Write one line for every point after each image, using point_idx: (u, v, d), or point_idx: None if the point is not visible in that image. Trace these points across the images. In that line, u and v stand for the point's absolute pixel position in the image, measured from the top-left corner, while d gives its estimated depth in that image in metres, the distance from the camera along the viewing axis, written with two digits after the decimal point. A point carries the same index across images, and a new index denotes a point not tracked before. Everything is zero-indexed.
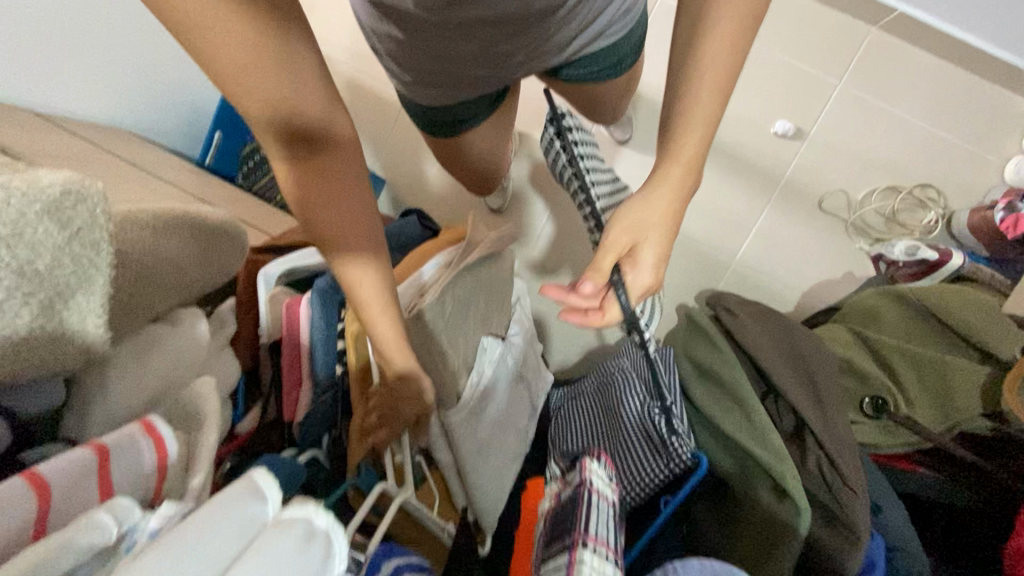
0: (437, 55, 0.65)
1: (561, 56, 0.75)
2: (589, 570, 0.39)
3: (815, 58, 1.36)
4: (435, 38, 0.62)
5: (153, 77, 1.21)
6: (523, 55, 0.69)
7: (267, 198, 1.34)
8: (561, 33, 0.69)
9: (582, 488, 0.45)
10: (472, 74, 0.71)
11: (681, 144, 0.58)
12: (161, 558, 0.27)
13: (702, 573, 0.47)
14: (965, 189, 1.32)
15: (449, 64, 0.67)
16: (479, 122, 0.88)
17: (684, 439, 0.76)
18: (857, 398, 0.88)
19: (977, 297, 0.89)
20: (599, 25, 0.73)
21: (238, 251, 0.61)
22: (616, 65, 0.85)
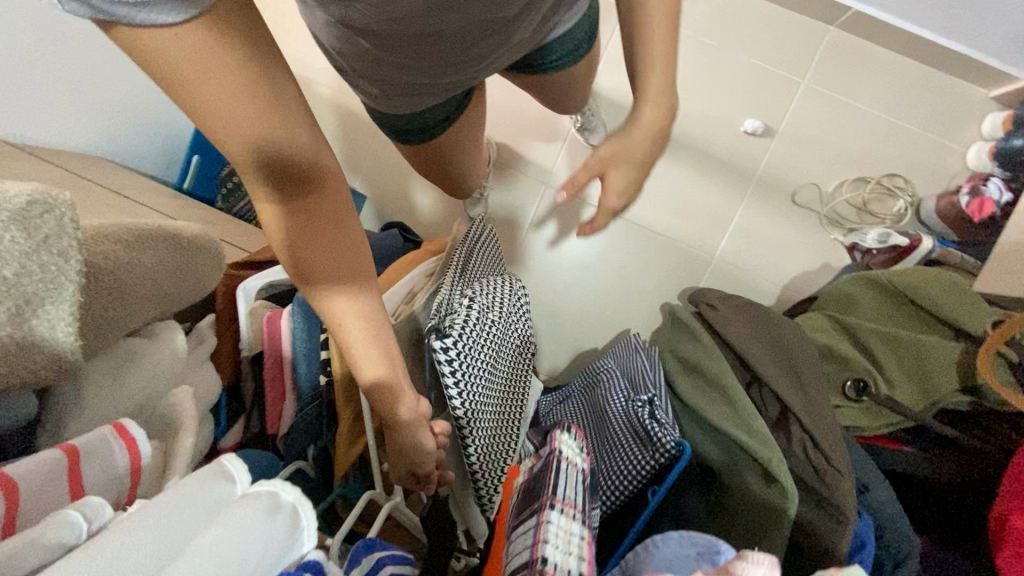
0: (405, 67, 0.66)
1: (521, 51, 0.77)
2: (556, 530, 0.41)
3: (777, 57, 1.40)
4: (402, 52, 0.62)
5: (127, 103, 1.21)
6: (486, 57, 0.71)
7: (249, 219, 1.35)
8: (522, 33, 0.71)
9: (551, 457, 0.46)
10: (436, 80, 0.72)
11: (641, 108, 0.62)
12: (118, 536, 0.28)
13: (681, 543, 0.41)
14: (930, 177, 1.36)
15: (417, 72, 0.68)
16: (452, 121, 0.90)
17: (667, 430, 0.76)
18: (840, 382, 0.89)
19: (947, 277, 0.91)
20: (556, 17, 0.75)
21: (212, 261, 0.61)
22: (573, 53, 0.87)
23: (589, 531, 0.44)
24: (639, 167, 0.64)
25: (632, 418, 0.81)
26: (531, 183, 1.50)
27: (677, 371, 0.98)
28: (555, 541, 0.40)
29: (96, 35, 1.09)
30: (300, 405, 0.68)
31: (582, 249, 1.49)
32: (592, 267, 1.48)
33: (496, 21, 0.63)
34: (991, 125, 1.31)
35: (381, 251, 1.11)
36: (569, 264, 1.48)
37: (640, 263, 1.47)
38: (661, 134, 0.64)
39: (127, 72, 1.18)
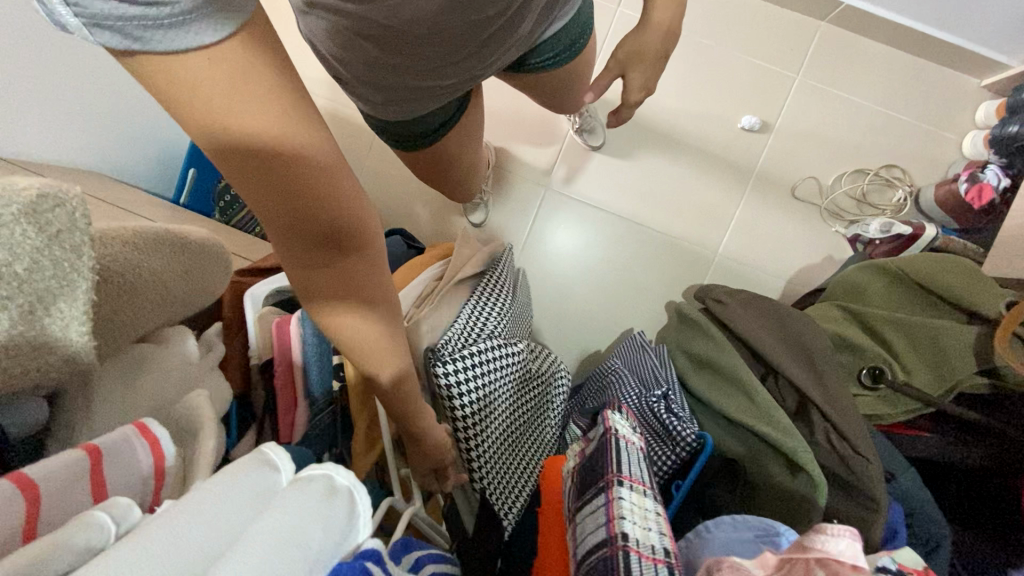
0: (405, 71, 0.66)
1: (519, 50, 0.77)
2: (630, 505, 0.44)
3: (771, 54, 1.41)
4: (404, 57, 0.62)
5: (122, 118, 1.20)
6: (487, 56, 0.71)
7: (248, 231, 1.33)
8: (520, 31, 0.71)
9: (608, 434, 0.49)
10: (437, 82, 0.71)
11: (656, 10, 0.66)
12: (175, 518, 0.27)
13: (736, 527, 0.51)
14: (927, 167, 1.38)
15: (416, 76, 0.68)
16: (451, 125, 0.89)
17: (685, 422, 0.74)
18: (855, 371, 0.88)
19: (955, 261, 0.91)
20: (551, 14, 0.75)
21: (219, 265, 0.60)
22: (566, 53, 0.87)
23: (659, 503, 0.46)
24: (659, 58, 0.70)
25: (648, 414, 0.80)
26: (531, 187, 1.50)
27: (688, 367, 0.98)
28: (631, 516, 0.43)
29: (90, 49, 1.07)
30: (314, 410, 0.66)
31: (584, 251, 1.48)
32: (595, 268, 1.48)
33: (496, 18, 0.63)
34: (985, 114, 1.32)
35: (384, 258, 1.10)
36: (572, 266, 1.48)
37: (644, 262, 1.46)
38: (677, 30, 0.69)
39: (121, 87, 1.17)
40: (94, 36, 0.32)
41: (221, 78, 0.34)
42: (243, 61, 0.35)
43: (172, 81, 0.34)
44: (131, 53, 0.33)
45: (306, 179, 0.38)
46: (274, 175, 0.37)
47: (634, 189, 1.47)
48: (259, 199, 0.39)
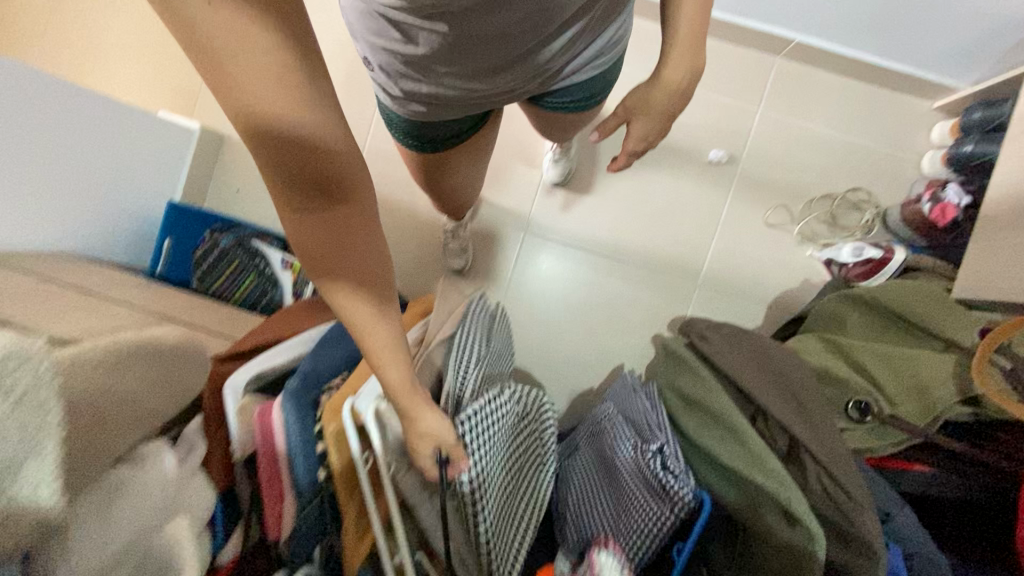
0: (441, 72, 0.65)
1: (548, 82, 0.77)
2: None
3: (731, 90, 1.46)
4: (443, 57, 0.61)
5: (96, 197, 1.19)
6: (516, 80, 0.70)
7: (226, 299, 1.31)
8: (553, 61, 0.71)
9: None
10: (464, 93, 0.70)
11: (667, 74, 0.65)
12: None
13: None
14: (890, 188, 1.42)
15: (449, 79, 0.66)
16: (458, 139, 0.90)
17: (682, 479, 0.75)
18: (842, 404, 0.89)
19: (927, 289, 0.93)
20: (589, 53, 0.74)
21: (195, 365, 0.59)
22: (584, 100, 0.87)
23: None
24: (663, 117, 0.68)
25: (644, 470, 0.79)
26: (509, 231, 1.51)
27: (680, 408, 0.98)
28: None
29: (55, 137, 1.06)
30: (300, 504, 0.65)
31: (567, 291, 1.49)
32: (578, 307, 1.48)
33: (534, 38, 0.62)
34: (940, 134, 1.38)
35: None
36: (555, 308, 1.49)
37: (626, 298, 1.47)
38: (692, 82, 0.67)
39: (92, 169, 1.16)
40: None
41: (237, 35, 0.37)
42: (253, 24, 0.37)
43: (191, 23, 0.36)
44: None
45: (307, 146, 0.42)
46: (279, 136, 0.41)
47: (612, 226, 1.49)
48: (261, 158, 0.42)
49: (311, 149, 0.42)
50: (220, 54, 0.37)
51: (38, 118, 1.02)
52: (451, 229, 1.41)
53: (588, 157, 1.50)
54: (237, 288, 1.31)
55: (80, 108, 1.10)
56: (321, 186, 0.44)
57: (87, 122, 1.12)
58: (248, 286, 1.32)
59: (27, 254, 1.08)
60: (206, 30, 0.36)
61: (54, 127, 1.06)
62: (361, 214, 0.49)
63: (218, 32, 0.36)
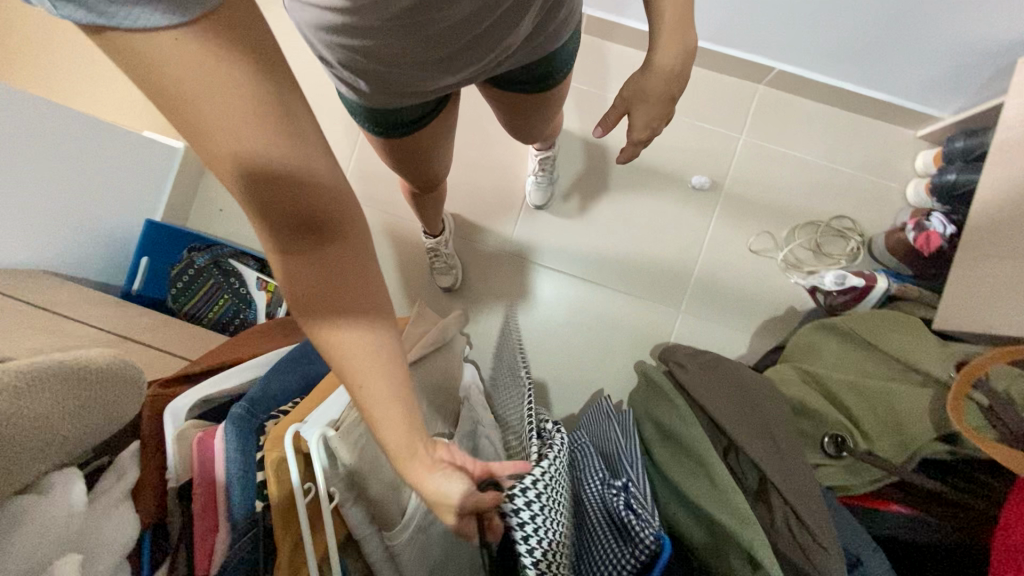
0: (402, 58, 0.60)
1: (519, 55, 0.75)
2: None
3: (713, 117, 1.46)
4: (399, 40, 0.57)
5: (75, 214, 1.19)
6: (484, 56, 0.67)
7: (199, 318, 1.30)
8: (514, 35, 0.66)
9: None
10: (435, 77, 0.67)
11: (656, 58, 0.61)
12: None
13: None
14: (874, 216, 1.41)
15: (415, 66, 0.63)
16: (425, 119, 0.83)
17: (644, 519, 0.70)
18: (817, 439, 0.86)
19: (905, 319, 0.90)
20: (555, 21, 0.71)
21: (130, 387, 0.57)
22: (554, 76, 0.85)
23: None
24: (665, 102, 0.64)
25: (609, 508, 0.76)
26: (490, 254, 1.50)
27: (655, 440, 0.95)
28: None
29: (33, 151, 1.07)
30: (232, 538, 0.62)
31: (548, 315, 1.47)
32: (559, 332, 1.46)
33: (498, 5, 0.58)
34: (924, 163, 1.37)
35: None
36: (536, 332, 1.46)
37: (607, 324, 1.45)
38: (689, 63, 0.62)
39: (71, 184, 1.16)
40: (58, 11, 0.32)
41: (196, 65, 0.35)
42: (208, 51, 0.35)
43: (149, 62, 0.35)
44: (102, 30, 0.34)
45: (285, 175, 0.38)
46: (254, 172, 0.38)
47: (593, 251, 1.48)
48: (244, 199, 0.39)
49: (295, 176, 0.39)
50: (183, 92, 0.35)
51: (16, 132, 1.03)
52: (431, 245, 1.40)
53: (571, 182, 1.49)
54: (210, 307, 1.30)
55: (59, 123, 1.12)
56: (306, 213, 0.40)
57: (66, 138, 1.13)
58: (222, 306, 1.30)
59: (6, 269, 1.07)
60: (164, 67, 0.35)
61: (31, 142, 1.07)
62: (353, 239, 0.44)
63: (177, 66, 0.35)
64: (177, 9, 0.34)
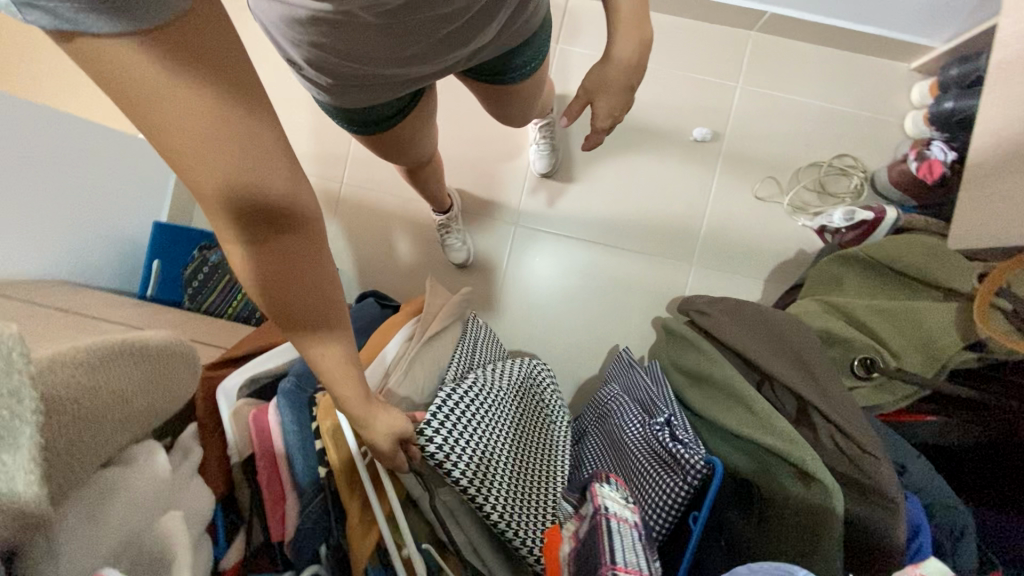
0: (375, 57, 0.59)
1: (496, 44, 0.73)
2: (610, 498, 0.56)
3: (708, 68, 1.47)
4: (373, 39, 0.55)
5: (83, 222, 1.19)
6: (460, 54, 0.67)
7: (219, 313, 1.30)
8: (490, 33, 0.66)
9: (598, 515, 0.53)
10: (408, 74, 0.66)
11: (616, 50, 0.60)
12: None
13: None
14: (875, 151, 1.42)
15: (387, 68, 0.62)
16: (405, 113, 0.83)
17: (691, 447, 0.72)
18: (847, 364, 0.89)
19: (924, 241, 0.91)
20: (525, 18, 0.71)
21: (188, 368, 0.58)
22: (528, 65, 0.84)
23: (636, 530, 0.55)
24: (626, 91, 0.64)
25: (653, 442, 0.78)
26: (499, 226, 1.50)
27: (685, 384, 0.98)
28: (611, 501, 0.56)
29: (40, 159, 1.06)
30: (303, 502, 0.64)
31: (562, 280, 1.48)
32: (575, 296, 1.48)
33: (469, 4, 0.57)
34: (920, 94, 1.38)
35: (364, 321, 1.07)
36: (552, 298, 1.48)
37: (622, 283, 1.47)
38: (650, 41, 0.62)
39: (79, 189, 1.16)
40: (25, 17, 0.32)
41: (164, 90, 0.35)
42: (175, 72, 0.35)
43: (110, 69, 0.34)
44: (67, 34, 0.33)
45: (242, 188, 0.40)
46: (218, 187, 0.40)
47: (601, 212, 1.48)
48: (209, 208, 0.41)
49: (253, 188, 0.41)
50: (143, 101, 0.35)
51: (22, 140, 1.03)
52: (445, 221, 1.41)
53: (572, 146, 1.49)
54: (230, 301, 1.30)
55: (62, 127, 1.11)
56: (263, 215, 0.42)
57: (69, 142, 1.13)
58: (241, 300, 1.30)
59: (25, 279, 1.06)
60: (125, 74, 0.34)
61: (37, 149, 1.06)
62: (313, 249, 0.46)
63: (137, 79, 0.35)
64: (124, 21, 0.33)
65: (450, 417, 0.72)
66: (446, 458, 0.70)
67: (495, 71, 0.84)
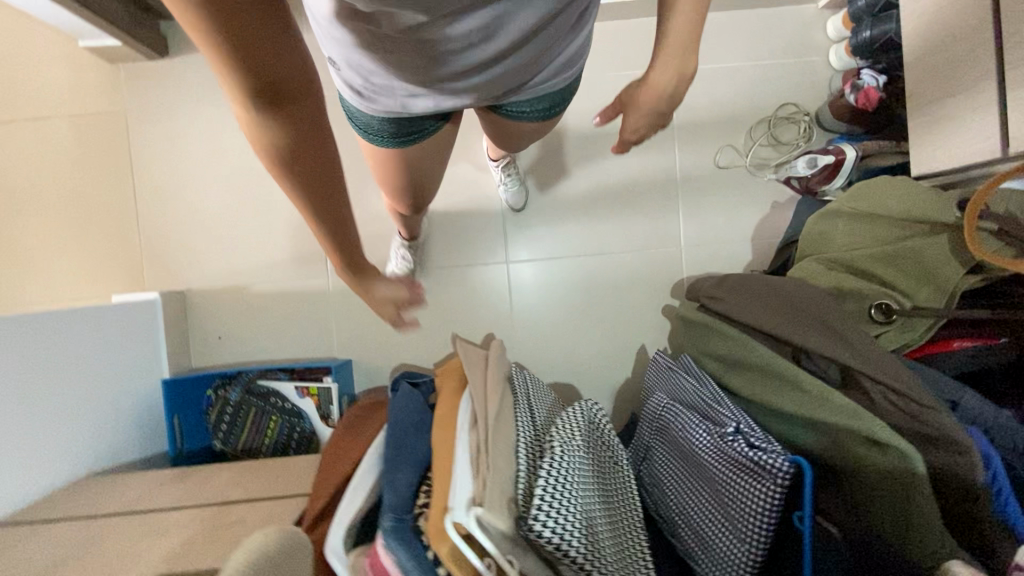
0: (405, 69, 0.56)
1: (534, 85, 0.70)
2: None
3: (637, 59, 1.52)
4: (408, 51, 0.53)
5: (97, 410, 1.17)
6: (497, 85, 0.65)
7: (253, 455, 1.27)
8: (530, 67, 0.65)
9: None
10: (441, 97, 0.64)
11: (654, 77, 0.61)
12: None
13: None
14: (811, 92, 1.50)
15: (418, 81, 0.59)
16: (425, 134, 0.80)
17: (772, 451, 0.78)
18: (864, 312, 0.95)
19: (900, 181, 0.99)
20: (559, 61, 0.68)
21: (303, 552, 0.60)
22: (557, 105, 0.81)
23: None
24: (654, 116, 0.64)
25: (729, 452, 0.82)
26: (492, 269, 1.52)
27: (726, 372, 1.03)
28: None
29: (29, 375, 1.02)
30: None
31: (568, 298, 1.51)
32: (584, 309, 1.51)
33: (495, 60, 0.59)
34: (835, 29, 1.46)
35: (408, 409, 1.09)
36: (564, 320, 1.51)
37: (624, 286, 1.51)
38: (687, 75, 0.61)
39: (76, 383, 1.13)
40: None
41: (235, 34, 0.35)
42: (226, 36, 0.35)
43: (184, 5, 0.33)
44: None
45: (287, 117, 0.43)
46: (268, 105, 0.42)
47: (584, 222, 1.51)
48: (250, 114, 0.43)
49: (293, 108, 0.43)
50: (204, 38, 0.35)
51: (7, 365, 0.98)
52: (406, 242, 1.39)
53: (536, 172, 1.51)
54: (259, 441, 1.27)
55: (47, 331, 1.06)
56: (301, 147, 0.47)
57: (55, 343, 1.09)
58: (274, 428, 1.27)
59: (43, 500, 1.04)
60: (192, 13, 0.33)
61: (26, 367, 1.02)
62: (330, 164, 0.51)
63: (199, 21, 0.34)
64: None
65: (556, 506, 0.74)
66: (563, 546, 0.73)
67: (517, 111, 0.80)
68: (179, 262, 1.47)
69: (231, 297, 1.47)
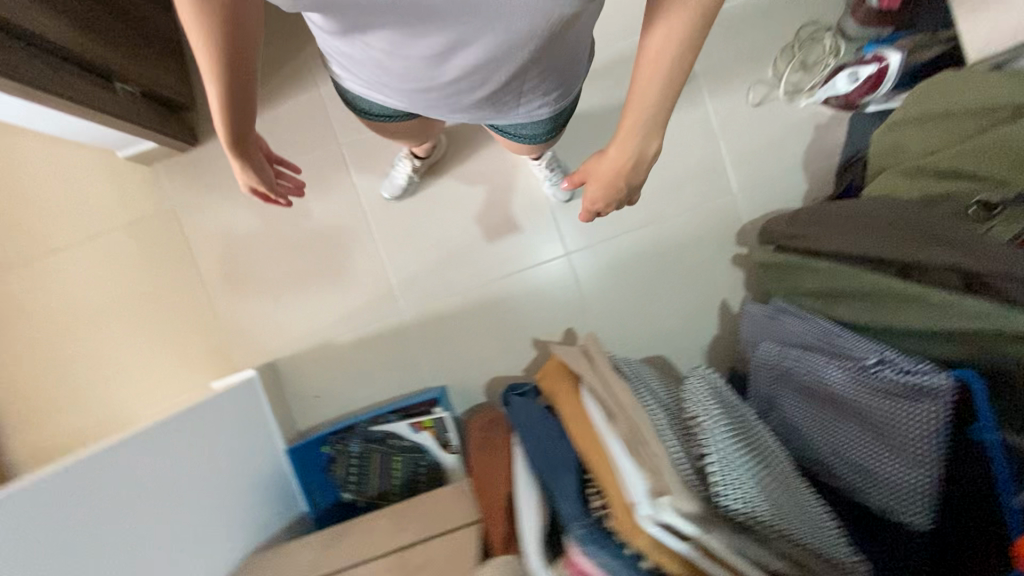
0: (382, 74, 0.81)
1: (509, 110, 0.93)
2: None
3: (637, 24, 1.52)
4: (393, 70, 0.78)
5: (239, 484, 1.24)
6: (460, 107, 0.88)
7: (389, 502, 1.31)
8: (504, 100, 0.88)
9: None
10: (418, 104, 0.88)
11: (617, 148, 0.75)
12: None
13: None
14: (827, 4, 1.47)
15: (392, 83, 0.83)
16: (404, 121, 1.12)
17: (931, 374, 0.84)
18: (963, 210, 0.91)
19: (961, 75, 1.00)
20: (534, 100, 0.91)
21: None
22: (546, 131, 1.07)
23: None
24: (611, 185, 0.80)
25: (887, 384, 0.88)
26: (556, 263, 1.52)
27: (832, 305, 1.04)
28: None
29: (172, 476, 1.08)
30: None
31: (634, 271, 1.51)
32: (653, 276, 1.52)
33: (475, 86, 0.80)
34: None
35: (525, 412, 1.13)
36: (639, 293, 1.51)
37: (689, 245, 1.50)
38: (642, 158, 0.75)
39: (215, 471, 1.18)
40: None
41: None
42: None
43: None
44: None
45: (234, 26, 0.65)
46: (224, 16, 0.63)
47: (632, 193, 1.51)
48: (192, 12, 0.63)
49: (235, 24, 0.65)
50: None
51: (153, 474, 1.04)
52: (416, 166, 1.43)
53: (574, 158, 1.52)
54: (390, 485, 1.30)
55: (179, 432, 1.12)
56: (238, 48, 0.68)
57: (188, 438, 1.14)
58: (399, 466, 1.31)
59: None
60: None
61: (173, 460, 1.08)
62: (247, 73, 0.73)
63: None
64: None
65: (733, 475, 0.79)
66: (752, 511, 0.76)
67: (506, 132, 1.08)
68: (260, 334, 1.51)
69: (318, 354, 1.51)
